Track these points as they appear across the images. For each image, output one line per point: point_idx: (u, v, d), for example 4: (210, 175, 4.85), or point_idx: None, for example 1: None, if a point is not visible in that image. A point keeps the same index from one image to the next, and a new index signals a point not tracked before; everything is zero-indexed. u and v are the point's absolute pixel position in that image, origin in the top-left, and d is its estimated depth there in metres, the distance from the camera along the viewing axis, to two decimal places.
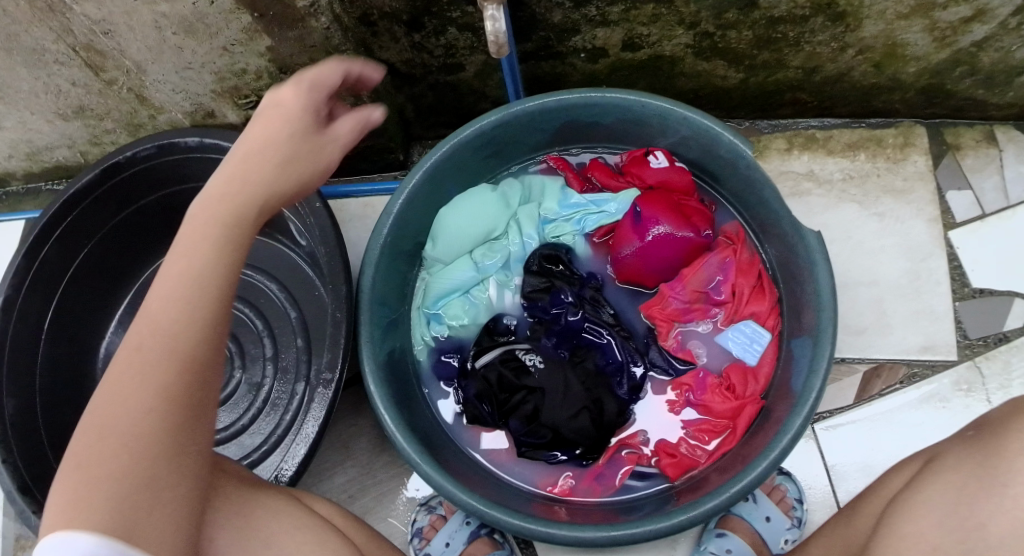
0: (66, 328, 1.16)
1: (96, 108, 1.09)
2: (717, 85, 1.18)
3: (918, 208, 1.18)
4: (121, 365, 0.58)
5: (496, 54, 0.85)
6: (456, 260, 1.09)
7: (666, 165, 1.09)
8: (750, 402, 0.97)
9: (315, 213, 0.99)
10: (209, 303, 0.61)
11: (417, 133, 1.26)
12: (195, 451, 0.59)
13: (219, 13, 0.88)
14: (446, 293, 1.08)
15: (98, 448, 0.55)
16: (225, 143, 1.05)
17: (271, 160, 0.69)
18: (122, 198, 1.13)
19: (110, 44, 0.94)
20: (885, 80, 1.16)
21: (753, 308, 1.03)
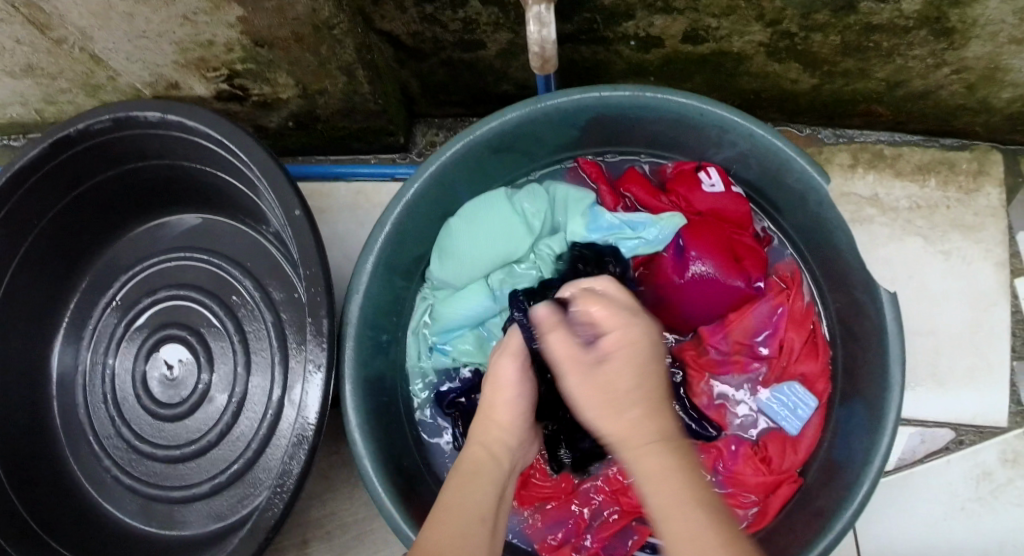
0: (21, 314, 1.04)
1: (46, 68, 0.99)
2: (785, 88, 1.00)
3: (987, 249, 1.05)
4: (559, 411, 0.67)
5: (539, 70, 0.70)
6: (469, 284, 0.98)
7: (720, 190, 0.95)
8: (787, 479, 0.91)
9: (292, 222, 0.88)
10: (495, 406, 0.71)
11: (422, 109, 1.07)
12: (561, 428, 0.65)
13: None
14: (456, 325, 0.97)
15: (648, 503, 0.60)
16: (190, 120, 0.93)
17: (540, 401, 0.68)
18: (78, 171, 1.00)
19: (51, 8, 0.85)
20: (973, 102, 1.01)
21: (801, 369, 0.94)
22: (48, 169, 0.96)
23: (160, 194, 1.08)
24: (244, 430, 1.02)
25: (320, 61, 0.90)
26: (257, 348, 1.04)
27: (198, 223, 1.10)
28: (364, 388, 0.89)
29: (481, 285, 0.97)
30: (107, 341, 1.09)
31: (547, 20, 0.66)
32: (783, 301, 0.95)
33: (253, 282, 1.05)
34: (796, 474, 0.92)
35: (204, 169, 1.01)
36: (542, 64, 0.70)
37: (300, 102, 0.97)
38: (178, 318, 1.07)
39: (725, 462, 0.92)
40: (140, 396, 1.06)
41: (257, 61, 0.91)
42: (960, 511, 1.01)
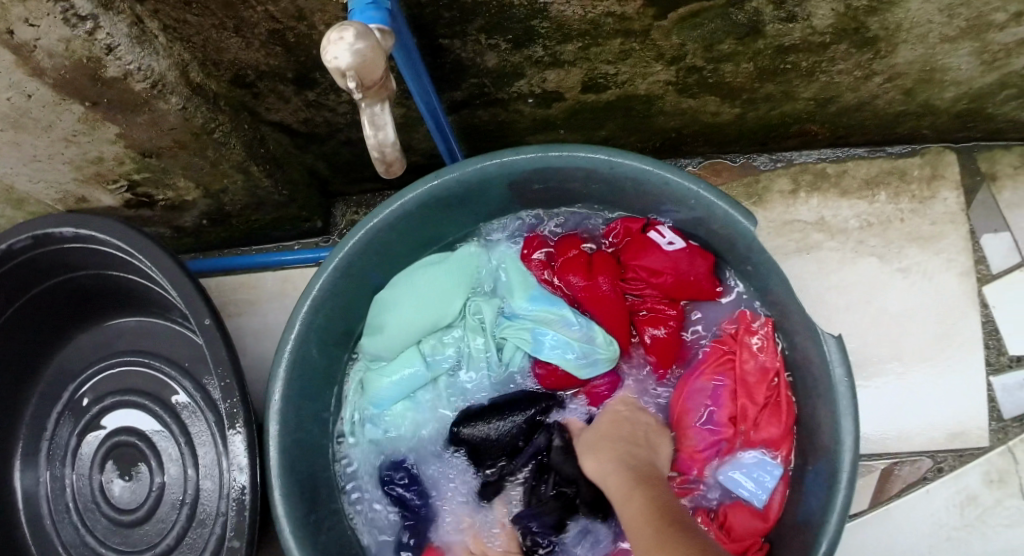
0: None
1: None
2: (706, 122, 0.94)
3: (950, 258, 0.98)
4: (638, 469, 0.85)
5: (387, 174, 0.66)
6: (400, 353, 0.94)
7: (675, 248, 0.89)
8: (752, 547, 0.85)
9: (203, 331, 0.86)
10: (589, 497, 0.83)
11: (337, 189, 1.04)
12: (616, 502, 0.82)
13: (44, 106, 0.77)
14: (388, 398, 0.93)
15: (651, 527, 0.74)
16: (100, 234, 0.91)
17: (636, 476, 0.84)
18: (9, 291, 0.98)
19: None
20: (915, 107, 0.94)
21: (762, 431, 0.88)
22: None
23: (92, 303, 1.06)
24: (198, 534, 1.00)
25: (212, 162, 0.86)
26: (203, 448, 1.01)
27: (134, 324, 1.08)
28: (301, 494, 0.84)
29: (413, 352, 0.94)
30: (63, 452, 1.08)
31: (383, 121, 0.63)
32: (725, 369, 0.91)
33: (192, 382, 1.03)
34: (762, 542, 0.86)
35: (127, 275, 0.98)
36: (388, 168, 0.65)
37: (207, 201, 0.94)
38: (126, 424, 1.05)
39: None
40: (99, 504, 1.04)
41: (153, 169, 0.88)
42: (948, 541, 0.95)
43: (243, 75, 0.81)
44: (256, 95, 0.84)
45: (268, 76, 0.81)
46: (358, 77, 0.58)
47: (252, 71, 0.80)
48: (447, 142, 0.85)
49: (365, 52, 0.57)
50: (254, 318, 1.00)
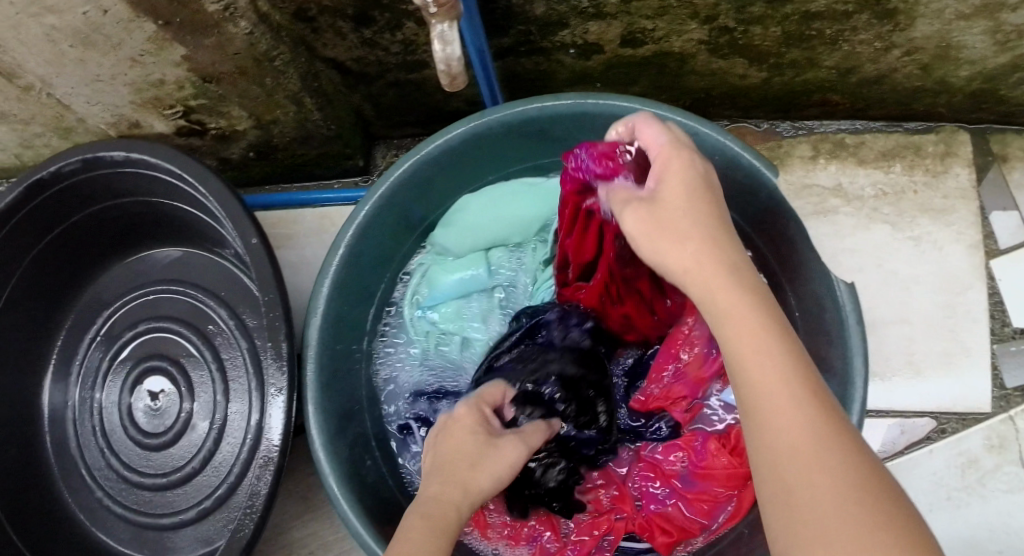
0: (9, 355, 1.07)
1: (19, 113, 1.02)
2: (733, 84, 1.00)
3: (958, 231, 1.03)
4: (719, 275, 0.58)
5: (450, 88, 0.71)
6: (469, 254, 1.02)
7: None
8: None
9: (251, 250, 0.90)
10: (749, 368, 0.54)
11: (379, 131, 1.09)
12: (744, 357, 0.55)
13: (117, 22, 0.81)
14: (448, 291, 1.01)
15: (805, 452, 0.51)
16: (151, 158, 0.96)
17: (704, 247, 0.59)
18: (47, 218, 1.02)
19: (8, 59, 0.87)
20: (931, 84, 0.99)
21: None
22: (27, 210, 0.99)
23: (134, 232, 1.11)
24: (225, 454, 1.04)
25: (267, 92, 0.92)
26: (233, 376, 1.05)
27: (177, 257, 1.13)
28: (333, 412, 0.89)
29: (480, 257, 1.02)
30: (93, 376, 1.12)
31: (451, 37, 0.68)
32: None
33: (228, 311, 1.07)
34: None
35: (170, 203, 1.03)
36: (451, 82, 0.71)
37: (256, 132, 1.00)
38: (160, 349, 1.09)
39: (693, 459, 0.88)
40: (127, 426, 1.08)
41: (210, 96, 0.93)
42: (947, 501, 0.98)
43: (305, 10, 0.85)
44: (315, 30, 0.89)
45: (328, 13, 0.86)
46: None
47: (314, 7, 0.85)
48: (488, 88, 0.91)
49: None
50: (292, 251, 1.05)
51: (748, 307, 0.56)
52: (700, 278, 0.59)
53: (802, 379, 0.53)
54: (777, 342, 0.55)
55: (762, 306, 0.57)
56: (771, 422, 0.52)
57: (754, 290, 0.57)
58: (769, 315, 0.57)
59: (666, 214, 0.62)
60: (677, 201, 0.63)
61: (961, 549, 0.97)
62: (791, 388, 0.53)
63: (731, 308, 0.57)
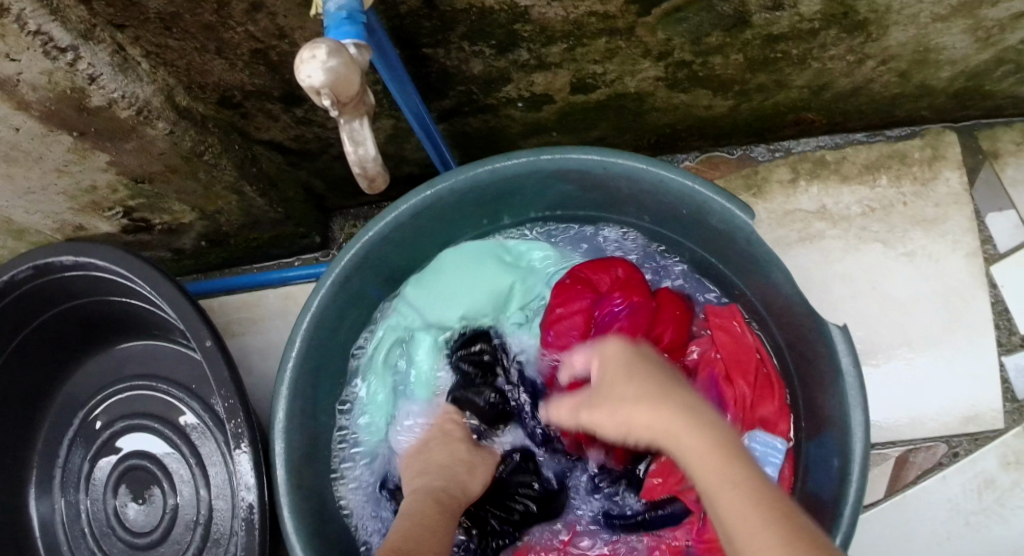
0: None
1: None
2: (700, 115, 0.92)
3: (955, 240, 0.96)
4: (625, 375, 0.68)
5: (371, 188, 0.66)
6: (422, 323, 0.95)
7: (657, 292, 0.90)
8: None
9: (207, 353, 0.86)
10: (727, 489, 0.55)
11: (333, 203, 1.03)
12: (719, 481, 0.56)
13: (32, 139, 0.76)
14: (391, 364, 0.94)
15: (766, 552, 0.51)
16: (99, 260, 0.91)
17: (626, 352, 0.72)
18: (13, 324, 0.98)
19: None
20: (912, 88, 0.92)
21: (758, 414, 0.87)
22: None
23: (98, 329, 1.06)
24: (213, 554, 0.98)
25: (204, 186, 0.87)
26: (214, 470, 1.00)
27: (143, 348, 1.07)
28: (312, 512, 0.84)
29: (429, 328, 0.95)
30: (76, 477, 1.07)
31: (362, 136, 0.63)
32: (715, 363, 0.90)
33: (199, 405, 1.01)
34: None
35: (128, 299, 0.98)
36: (371, 183, 0.65)
37: (204, 224, 0.95)
38: (138, 447, 1.04)
39: (695, 532, 0.84)
40: (115, 528, 1.04)
41: (147, 195, 0.89)
42: (966, 526, 0.94)
43: (230, 95, 0.81)
44: (245, 115, 0.84)
45: (255, 96, 0.81)
46: (335, 94, 0.57)
47: (238, 92, 0.80)
48: (435, 151, 0.85)
49: (338, 68, 0.56)
50: (258, 336, 0.98)
51: (728, 464, 0.56)
52: (664, 426, 0.61)
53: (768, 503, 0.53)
54: (749, 517, 0.52)
55: (740, 468, 0.56)
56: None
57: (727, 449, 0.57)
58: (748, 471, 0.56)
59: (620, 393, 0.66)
60: (624, 386, 0.66)
61: None
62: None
63: (693, 445, 0.58)
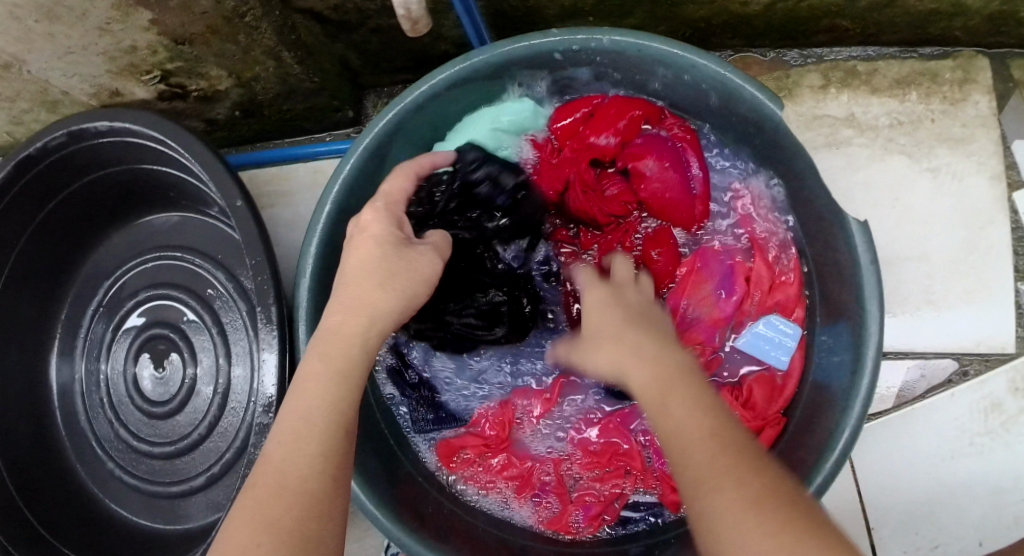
0: (12, 343, 1.06)
1: (3, 90, 0.99)
2: (736, 12, 0.93)
3: (979, 161, 0.97)
4: (597, 309, 0.71)
5: (410, 32, 0.69)
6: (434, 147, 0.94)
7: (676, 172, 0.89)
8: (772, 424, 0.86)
9: (236, 213, 0.88)
10: (677, 395, 0.59)
11: (368, 80, 1.06)
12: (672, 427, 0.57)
13: None
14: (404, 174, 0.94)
15: (712, 470, 0.54)
16: (134, 125, 0.93)
17: (616, 318, 0.68)
18: (44, 190, 1.00)
19: None
20: (947, 6, 0.91)
21: (774, 298, 0.89)
22: (16, 191, 0.97)
23: (127, 201, 1.08)
24: (230, 420, 1.02)
25: (244, 49, 0.88)
26: (235, 339, 1.03)
27: (172, 222, 1.09)
28: None
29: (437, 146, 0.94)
30: (98, 347, 1.10)
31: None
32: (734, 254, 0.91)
33: (225, 274, 1.05)
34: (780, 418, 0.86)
35: (159, 169, 1.00)
36: (414, 27, 0.68)
37: (239, 90, 0.97)
38: (161, 317, 1.07)
39: None
40: (133, 397, 1.06)
41: (185, 58, 0.90)
42: (970, 447, 0.94)
43: None
44: None
45: None
46: None
47: None
48: (468, 19, 0.85)
49: None
50: (286, 209, 1.02)
51: (675, 413, 0.57)
52: (630, 373, 0.63)
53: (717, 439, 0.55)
54: (706, 443, 0.55)
55: (683, 399, 0.58)
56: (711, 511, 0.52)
57: (672, 394, 0.59)
58: (696, 411, 0.57)
59: (609, 328, 0.67)
60: (606, 329, 0.68)
61: (985, 497, 0.93)
62: (729, 479, 0.53)
63: (666, 416, 0.58)
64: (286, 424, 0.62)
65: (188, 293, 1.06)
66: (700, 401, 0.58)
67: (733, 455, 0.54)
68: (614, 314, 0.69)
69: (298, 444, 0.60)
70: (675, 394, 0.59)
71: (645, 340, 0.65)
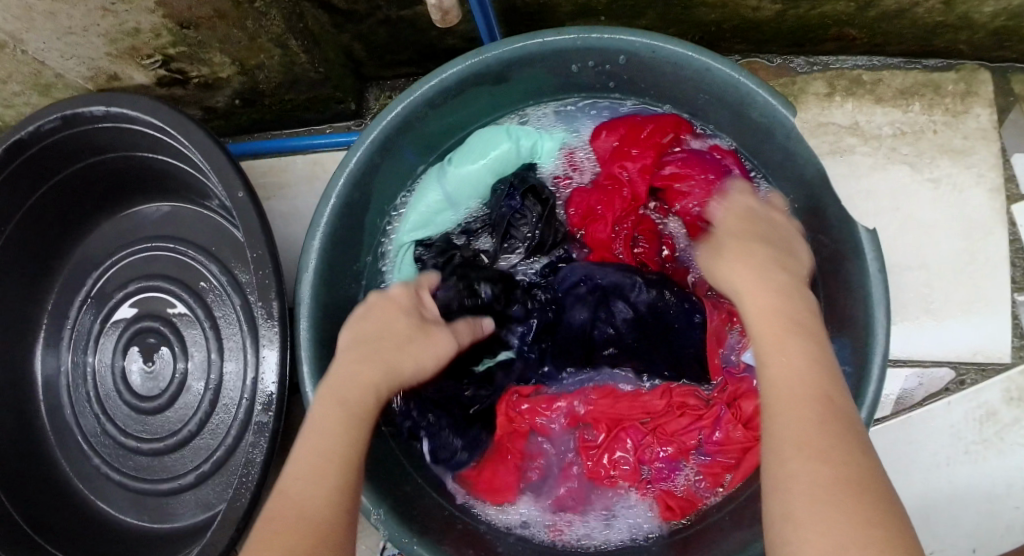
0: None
1: None
2: (747, 17, 0.93)
3: (979, 174, 0.98)
4: (736, 213, 0.77)
5: (440, 22, 0.70)
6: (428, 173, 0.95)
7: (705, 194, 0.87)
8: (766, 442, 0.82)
9: (237, 204, 0.85)
10: (819, 359, 0.60)
11: (371, 73, 1.04)
12: (788, 361, 0.60)
13: None
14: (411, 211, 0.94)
15: (825, 429, 0.54)
16: (131, 111, 0.90)
17: (773, 266, 0.69)
18: (35, 175, 0.97)
19: None
20: (953, 19, 0.93)
21: None
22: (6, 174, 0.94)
23: (119, 189, 1.05)
24: (222, 417, 0.99)
25: (250, 35, 0.86)
26: (227, 334, 1.00)
27: (164, 212, 1.06)
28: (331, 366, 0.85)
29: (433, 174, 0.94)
30: (85, 338, 1.07)
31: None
32: None
33: (219, 267, 1.01)
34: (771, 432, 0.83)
35: (155, 157, 0.97)
36: (444, 17, 0.70)
37: (241, 79, 0.95)
38: (151, 309, 1.04)
39: (710, 433, 0.83)
40: (121, 391, 1.03)
41: (188, 43, 0.88)
42: (965, 455, 0.95)
43: None
44: None
45: None
46: None
47: None
48: (482, 14, 0.83)
49: None
50: (283, 202, 0.99)
51: (807, 421, 0.55)
52: (759, 305, 0.65)
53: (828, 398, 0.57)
54: (805, 409, 0.56)
55: (819, 411, 0.56)
56: (800, 510, 0.51)
57: (811, 399, 0.57)
58: (809, 362, 0.59)
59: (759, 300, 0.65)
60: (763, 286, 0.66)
61: (980, 504, 0.94)
62: (822, 441, 0.54)
63: (779, 355, 0.60)
64: (308, 461, 0.63)
65: (180, 287, 1.03)
66: (830, 417, 0.56)
67: (834, 411, 0.56)
68: (763, 257, 0.70)
69: (320, 478, 0.62)
70: (795, 334, 0.62)
71: (783, 293, 0.66)
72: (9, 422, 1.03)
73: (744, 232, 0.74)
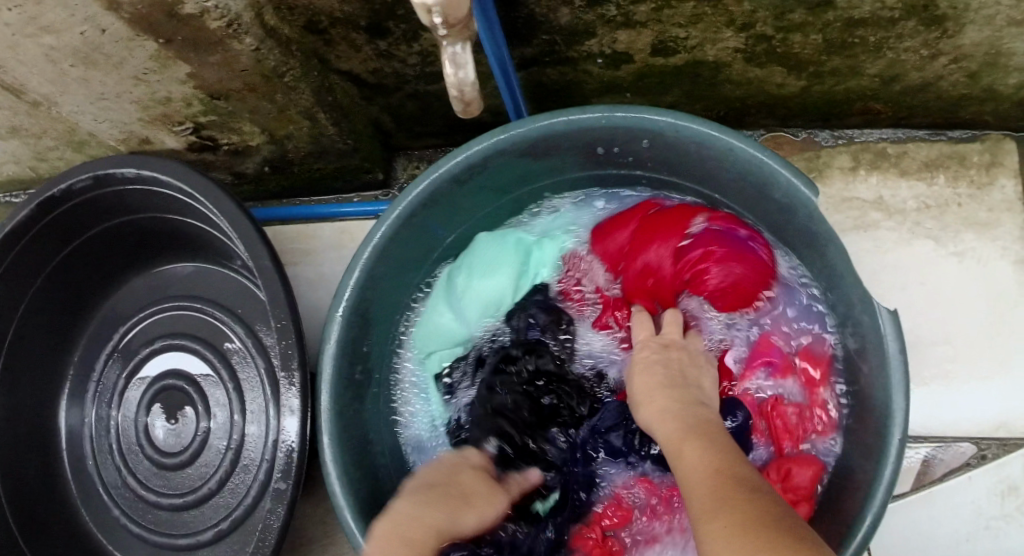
0: (25, 382, 1.04)
1: (30, 128, 0.98)
2: (772, 93, 0.94)
3: (1005, 247, 0.97)
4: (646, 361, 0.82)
5: (462, 112, 0.71)
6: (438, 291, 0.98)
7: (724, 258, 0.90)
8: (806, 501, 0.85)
9: (262, 271, 0.86)
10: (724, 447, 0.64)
11: (400, 143, 1.06)
12: (699, 454, 0.64)
13: (116, 42, 0.78)
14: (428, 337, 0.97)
15: (721, 494, 0.57)
16: (161, 175, 0.91)
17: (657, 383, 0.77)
18: (65, 231, 0.98)
19: (11, 79, 0.86)
20: (978, 91, 0.92)
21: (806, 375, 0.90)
22: (38, 229, 0.96)
23: (147, 247, 1.07)
24: (242, 478, 1.00)
25: (279, 107, 0.88)
26: (249, 396, 1.02)
27: (190, 270, 1.08)
28: (353, 437, 0.86)
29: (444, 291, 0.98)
30: (111, 393, 1.09)
31: (463, 60, 0.66)
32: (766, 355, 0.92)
33: (244, 329, 1.03)
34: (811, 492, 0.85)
35: (184, 219, 0.99)
36: (465, 107, 0.70)
37: (270, 147, 0.96)
38: (175, 367, 1.05)
39: None
40: (144, 446, 1.05)
41: (219, 112, 0.90)
42: (986, 531, 0.94)
43: (317, 20, 0.80)
44: (328, 42, 0.84)
45: (341, 24, 0.80)
46: (445, 12, 0.60)
47: (326, 18, 0.79)
48: (509, 91, 0.84)
49: None
50: (311, 267, 1.00)
51: (695, 451, 0.65)
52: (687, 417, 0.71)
53: (713, 471, 0.61)
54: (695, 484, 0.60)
55: (699, 444, 0.66)
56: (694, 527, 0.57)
57: (692, 440, 0.66)
58: (710, 455, 0.63)
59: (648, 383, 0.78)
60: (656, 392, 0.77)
61: None
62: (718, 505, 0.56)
63: (683, 461, 0.65)
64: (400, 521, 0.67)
65: (205, 346, 1.04)
66: (708, 446, 0.65)
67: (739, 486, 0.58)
68: (659, 376, 0.79)
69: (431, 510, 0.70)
70: (702, 440, 0.67)
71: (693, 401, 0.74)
72: (33, 471, 1.04)
73: (649, 366, 0.81)
